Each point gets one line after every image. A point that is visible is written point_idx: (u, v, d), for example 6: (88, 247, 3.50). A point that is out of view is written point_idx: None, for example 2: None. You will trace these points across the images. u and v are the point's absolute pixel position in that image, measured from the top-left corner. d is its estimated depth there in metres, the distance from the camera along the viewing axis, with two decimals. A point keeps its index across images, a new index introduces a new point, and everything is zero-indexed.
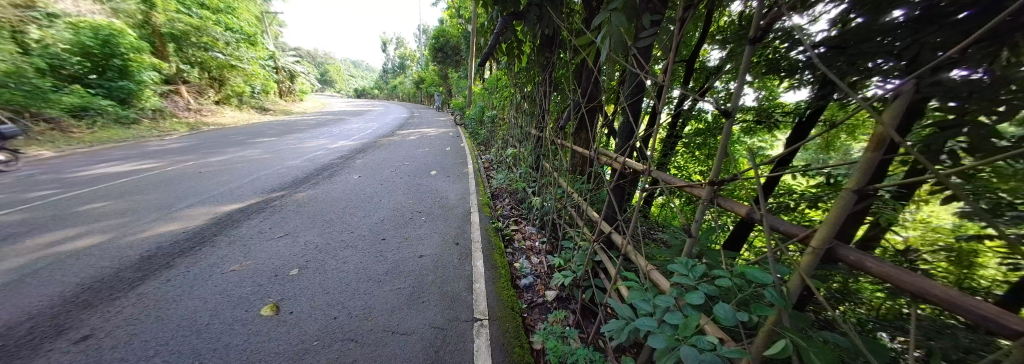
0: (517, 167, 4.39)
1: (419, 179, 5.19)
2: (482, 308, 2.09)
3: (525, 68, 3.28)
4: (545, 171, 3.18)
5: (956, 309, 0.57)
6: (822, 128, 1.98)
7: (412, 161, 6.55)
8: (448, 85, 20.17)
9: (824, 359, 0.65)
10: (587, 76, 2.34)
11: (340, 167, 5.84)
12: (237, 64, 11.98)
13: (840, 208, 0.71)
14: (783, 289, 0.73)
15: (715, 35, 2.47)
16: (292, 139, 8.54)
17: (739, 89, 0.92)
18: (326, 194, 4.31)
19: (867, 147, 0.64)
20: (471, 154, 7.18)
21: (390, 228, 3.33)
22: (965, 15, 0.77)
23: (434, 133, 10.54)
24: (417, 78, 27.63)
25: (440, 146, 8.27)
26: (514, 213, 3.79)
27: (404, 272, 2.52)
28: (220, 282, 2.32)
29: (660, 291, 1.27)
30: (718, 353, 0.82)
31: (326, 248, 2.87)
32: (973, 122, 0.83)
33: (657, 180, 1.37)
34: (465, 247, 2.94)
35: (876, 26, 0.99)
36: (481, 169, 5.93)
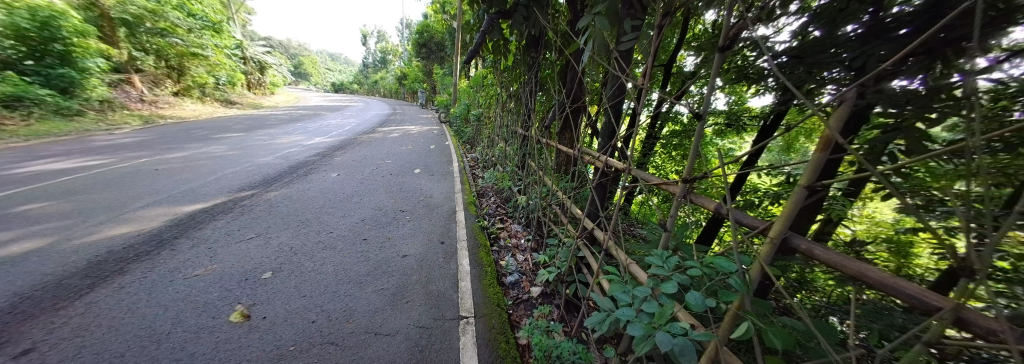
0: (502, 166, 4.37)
1: (403, 178, 5.03)
2: (467, 306, 2.08)
3: (512, 68, 3.28)
4: (531, 170, 3.20)
5: (892, 292, 0.63)
6: (783, 131, 2.14)
7: (392, 158, 6.36)
8: (431, 81, 19.70)
9: (782, 340, 0.72)
10: (572, 77, 2.38)
11: (315, 164, 5.53)
12: (199, 53, 11.00)
13: (795, 202, 0.76)
14: (750, 278, 0.80)
15: (691, 42, 2.61)
16: (261, 134, 7.99)
17: (710, 93, 0.96)
18: (302, 193, 4.08)
19: (816, 148, 0.70)
20: (457, 152, 7.09)
21: (370, 228, 3.21)
22: (905, 31, 0.89)
23: (417, 131, 10.29)
24: (399, 74, 26.56)
25: (424, 144, 8.08)
26: (499, 211, 3.78)
27: (387, 272, 2.45)
28: (183, 288, 2.14)
29: (639, 283, 1.33)
30: (689, 338, 0.88)
31: (302, 250, 2.72)
32: (912, 127, 0.94)
33: (636, 179, 1.42)
34: (450, 245, 2.90)
35: (830, 40, 1.10)
36: (467, 167, 5.87)
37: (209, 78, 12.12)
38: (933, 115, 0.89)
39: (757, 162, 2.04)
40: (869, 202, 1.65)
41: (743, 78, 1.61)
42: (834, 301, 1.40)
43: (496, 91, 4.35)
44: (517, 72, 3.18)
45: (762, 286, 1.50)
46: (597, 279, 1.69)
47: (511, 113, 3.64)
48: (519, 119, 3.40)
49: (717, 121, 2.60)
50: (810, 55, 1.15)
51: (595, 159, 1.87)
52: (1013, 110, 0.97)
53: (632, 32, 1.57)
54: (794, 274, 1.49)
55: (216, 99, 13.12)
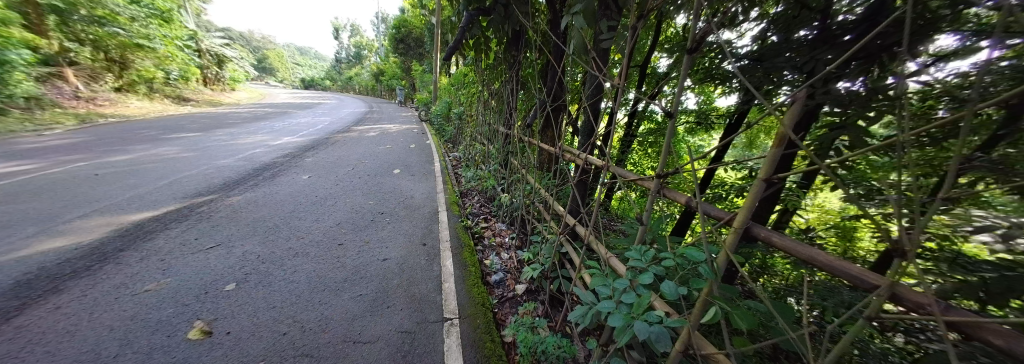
0: (485, 165, 4.33)
1: (381, 179, 4.83)
2: (451, 307, 2.05)
3: (493, 66, 3.27)
4: (514, 169, 3.19)
5: (838, 273, 0.71)
6: (746, 129, 2.31)
7: (369, 158, 6.08)
8: (409, 79, 19.20)
9: (746, 322, 0.79)
10: (552, 75, 2.40)
11: (283, 166, 5.17)
12: (144, 44, 9.89)
13: (754, 195, 0.83)
14: (720, 266, 0.85)
15: (664, 44, 2.76)
16: (219, 134, 7.31)
17: (678, 94, 1.00)
18: (269, 197, 3.79)
19: (772, 144, 0.76)
20: (439, 151, 6.94)
21: (347, 232, 3.06)
22: (848, 37, 1.02)
23: (395, 129, 9.97)
24: (376, 71, 25.58)
25: (403, 143, 7.82)
26: (483, 211, 3.74)
27: (366, 277, 2.35)
28: (132, 305, 1.91)
29: (618, 275, 1.38)
30: (665, 325, 0.93)
31: (271, 258, 2.54)
32: (853, 125, 1.07)
33: (614, 175, 1.46)
34: (433, 247, 2.84)
35: (785, 45, 1.22)
36: (449, 166, 5.75)
37: (157, 72, 10.89)
38: (870, 114, 1.03)
39: (724, 158, 2.19)
40: (820, 193, 1.83)
41: (710, 79, 1.72)
42: (791, 283, 1.54)
43: (478, 89, 4.31)
44: (498, 71, 3.17)
45: (729, 273, 1.62)
46: (579, 273, 1.72)
47: (493, 112, 3.63)
48: (500, 117, 3.39)
49: (688, 119, 2.76)
50: (768, 59, 1.25)
51: (575, 157, 1.90)
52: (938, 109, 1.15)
53: (609, 32, 1.61)
54: (758, 260, 1.62)
55: (166, 96, 11.85)
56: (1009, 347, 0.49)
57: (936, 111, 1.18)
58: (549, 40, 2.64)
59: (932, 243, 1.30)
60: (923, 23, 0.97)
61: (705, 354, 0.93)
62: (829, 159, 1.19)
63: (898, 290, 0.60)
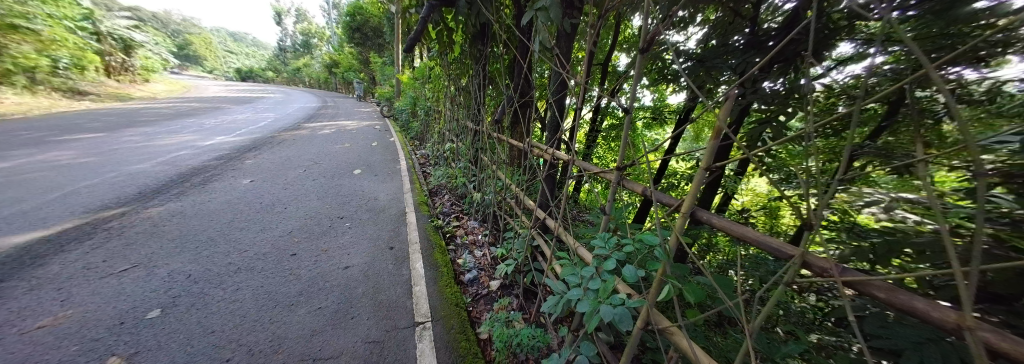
0: (454, 162, 4.19)
1: (337, 180, 4.44)
2: (423, 310, 1.98)
3: (459, 60, 3.20)
4: (484, 165, 3.13)
5: (763, 246, 0.82)
6: (694, 124, 2.56)
7: (324, 159, 5.51)
8: (365, 71, 17.86)
9: (694, 296, 0.88)
10: (518, 69, 2.39)
11: (215, 169, 4.49)
12: (21, 24, 7.87)
13: (698, 182, 0.92)
14: (671, 248, 0.92)
15: (623, 44, 2.94)
16: (129, 133, 6.09)
17: (633, 90, 1.08)
18: (201, 207, 3.26)
19: (710, 137, 0.84)
20: (403, 149, 6.58)
21: (300, 240, 2.77)
22: (772, 43, 1.23)
23: (353, 126, 9.27)
24: (327, 61, 23.33)
25: (364, 141, 7.22)
26: (454, 209, 3.62)
27: (325, 288, 2.15)
28: (15, 349, 1.54)
29: (586, 264, 1.44)
30: (627, 306, 1.01)
31: (207, 276, 2.20)
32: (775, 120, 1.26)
33: (580, 169, 1.53)
34: (401, 250, 2.69)
35: (723, 49, 1.38)
36: (417, 165, 5.43)
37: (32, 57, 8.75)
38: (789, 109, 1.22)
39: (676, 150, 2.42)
40: (754, 178, 2.10)
41: (664, 78, 1.87)
42: (732, 258, 1.77)
43: (444, 84, 4.15)
44: (465, 64, 3.11)
45: (682, 254, 1.81)
46: (551, 265, 1.77)
47: (461, 107, 3.54)
48: (468, 113, 3.33)
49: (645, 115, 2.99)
50: (709, 59, 1.39)
51: (543, 152, 1.93)
52: (839, 105, 1.39)
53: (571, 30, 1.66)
54: (705, 240, 1.83)
55: (55, 89, 9.07)
56: (887, 297, 0.62)
57: (836, 106, 1.42)
58: (515, 35, 2.61)
59: (836, 217, 1.57)
60: (829, 33, 1.19)
61: (661, 328, 1.01)
62: (757, 149, 1.39)
63: (810, 258, 0.71)
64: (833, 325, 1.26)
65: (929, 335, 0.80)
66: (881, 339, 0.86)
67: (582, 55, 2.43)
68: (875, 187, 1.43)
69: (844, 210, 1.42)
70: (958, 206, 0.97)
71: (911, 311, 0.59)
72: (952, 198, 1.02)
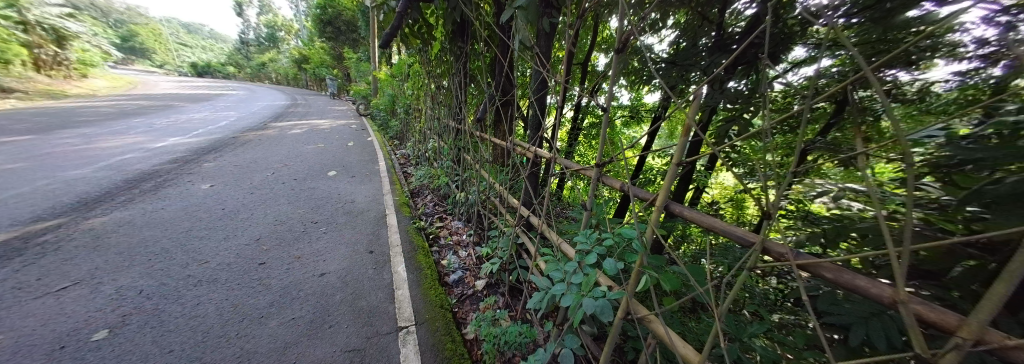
0: (436, 161, 4.09)
1: (308, 182, 4.19)
2: (406, 314, 1.92)
3: (439, 57, 3.14)
4: (467, 164, 3.08)
5: (728, 235, 0.88)
6: (669, 121, 2.68)
7: (294, 160, 5.17)
8: (337, 66, 16.93)
9: (671, 285, 0.93)
10: (499, 67, 2.37)
11: (166, 173, 4.09)
12: None
13: (671, 177, 0.95)
14: (647, 240, 0.96)
15: (602, 44, 3.02)
16: (63, 134, 5.42)
17: (610, 89, 1.11)
18: (153, 215, 2.96)
19: (680, 134, 0.87)
20: (380, 148, 6.34)
21: (269, 248, 2.59)
22: (735, 47, 1.32)
23: (325, 124, 8.79)
24: (294, 56, 21.97)
25: (338, 141, 6.87)
26: (437, 210, 3.54)
27: (299, 297, 2.03)
28: None
29: (569, 259, 1.47)
30: (608, 299, 1.04)
31: (161, 291, 2.00)
32: (739, 118, 1.36)
33: (562, 167, 1.56)
34: (381, 254, 2.60)
35: (692, 51, 1.46)
36: (396, 164, 5.25)
37: None
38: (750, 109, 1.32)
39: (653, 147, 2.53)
40: (724, 173, 2.24)
41: (641, 78, 1.95)
42: (705, 248, 1.88)
43: (424, 82, 4.04)
44: (445, 62, 3.06)
45: (658, 245, 1.89)
46: (536, 262, 1.79)
47: (441, 105, 3.47)
48: (449, 111, 3.27)
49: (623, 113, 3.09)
50: (680, 61, 1.47)
51: (525, 151, 1.94)
52: (794, 103, 1.52)
53: (550, 29, 1.68)
54: (679, 232, 1.93)
55: None
56: (834, 276, 0.69)
57: (791, 105, 1.55)
58: (495, 32, 2.59)
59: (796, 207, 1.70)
60: (783, 37, 1.29)
61: (640, 317, 1.05)
62: (723, 145, 1.49)
63: (770, 246, 0.78)
64: (794, 306, 1.39)
65: (871, 310, 0.90)
66: (832, 315, 0.96)
67: (562, 54, 2.45)
68: (826, 178, 1.57)
69: (800, 200, 1.55)
70: (895, 194, 1.09)
71: (852, 288, 0.66)
72: (890, 187, 1.15)
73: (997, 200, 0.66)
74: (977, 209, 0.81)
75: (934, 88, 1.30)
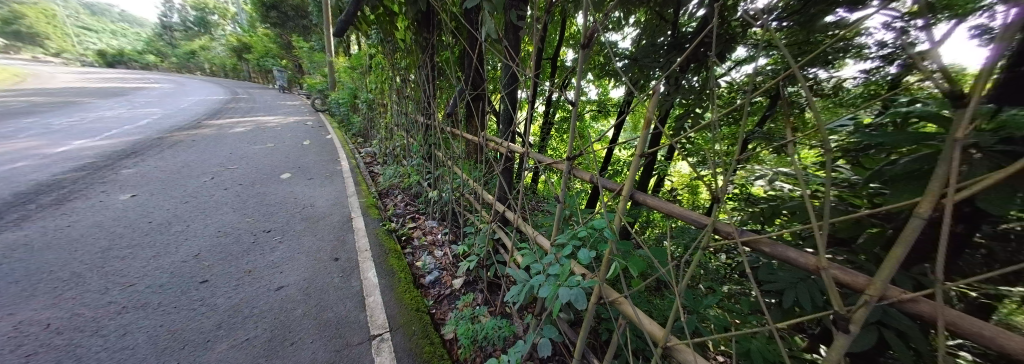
0: (405, 159, 3.88)
1: (256, 186, 3.76)
2: (380, 321, 1.83)
3: (404, 49, 2.99)
4: (439, 161, 2.97)
5: (686, 218, 0.95)
6: (634, 116, 2.83)
7: (239, 162, 4.61)
8: (285, 57, 15.35)
9: (638, 269, 0.99)
10: (467, 60, 2.31)
11: (69, 182, 3.43)
12: None
13: (634, 169, 0.98)
14: (616, 228, 1.01)
15: (570, 40, 3.09)
16: None
17: (578, 85, 1.14)
18: (55, 233, 2.49)
19: (641, 127, 0.90)
20: (340, 147, 5.88)
21: (212, 263, 2.29)
22: (687, 46, 1.44)
23: (272, 121, 7.93)
24: (229, 45, 19.48)
25: (290, 139, 6.25)
26: (408, 210, 3.38)
27: (253, 315, 1.84)
28: None
29: (544, 250, 1.50)
30: (583, 286, 1.08)
31: (73, 323, 1.69)
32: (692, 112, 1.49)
33: (535, 161, 1.57)
34: (348, 260, 2.42)
35: (650, 49, 1.55)
36: (360, 164, 4.91)
37: None
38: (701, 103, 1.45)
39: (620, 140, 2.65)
40: (684, 162, 2.41)
41: (607, 74, 2.03)
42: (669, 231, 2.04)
43: (388, 75, 3.82)
44: (410, 54, 2.92)
45: (627, 233, 2.01)
46: (514, 256, 1.80)
47: (407, 100, 3.31)
48: (417, 106, 3.14)
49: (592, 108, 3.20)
50: (642, 58, 1.55)
51: (498, 146, 1.93)
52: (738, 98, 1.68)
53: (519, 21, 1.66)
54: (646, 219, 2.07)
55: None
56: (771, 250, 0.78)
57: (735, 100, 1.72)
58: (462, 24, 2.51)
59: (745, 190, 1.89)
60: (728, 37, 1.42)
61: (611, 300, 1.11)
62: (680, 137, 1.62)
63: (719, 226, 0.86)
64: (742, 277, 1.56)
65: (801, 275, 1.04)
66: (771, 283, 1.09)
67: (532, 48, 2.45)
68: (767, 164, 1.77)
69: (744, 184, 1.73)
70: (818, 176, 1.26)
71: (784, 259, 0.76)
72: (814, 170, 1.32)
73: (893, 178, 0.79)
74: (877, 185, 0.98)
75: (844, 85, 1.57)
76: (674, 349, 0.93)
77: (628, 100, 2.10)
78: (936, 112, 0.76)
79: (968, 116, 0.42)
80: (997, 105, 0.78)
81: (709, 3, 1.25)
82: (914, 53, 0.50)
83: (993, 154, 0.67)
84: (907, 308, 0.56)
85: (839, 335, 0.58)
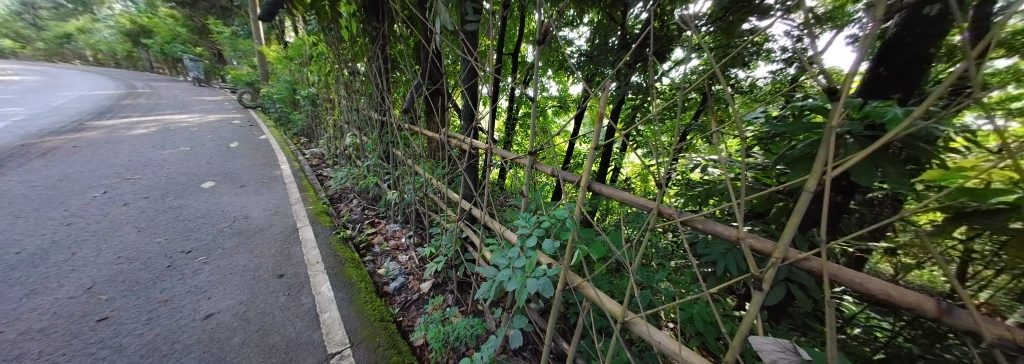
0: (359, 159, 3.58)
1: (166, 198, 3.15)
2: (339, 337, 1.68)
3: (350, 38, 2.73)
4: (397, 161, 2.80)
5: (636, 204, 1.03)
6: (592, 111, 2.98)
7: (140, 170, 3.80)
8: (194, 43, 12.98)
9: (599, 254, 1.05)
10: (423, 53, 2.20)
11: None
12: None
13: (591, 161, 1.03)
14: (577, 218, 1.05)
15: (529, 36, 3.12)
16: None
17: (536, 81, 1.16)
18: None
19: (595, 121, 0.94)
20: (276, 148, 5.18)
21: (113, 295, 1.88)
22: (632, 46, 1.57)
23: (183, 118, 6.68)
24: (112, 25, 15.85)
25: (209, 140, 5.33)
26: (365, 214, 3.12)
27: (175, 352, 1.55)
28: None
29: (511, 244, 1.52)
30: (549, 275, 1.13)
31: None
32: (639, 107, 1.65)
33: (499, 157, 1.57)
34: (297, 275, 2.17)
35: (603, 48, 1.68)
36: (305, 166, 4.38)
37: None
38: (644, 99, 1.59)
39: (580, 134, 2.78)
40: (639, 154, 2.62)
41: (566, 71, 2.11)
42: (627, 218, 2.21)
43: (332, 67, 3.47)
44: (358, 44, 2.68)
45: (590, 222, 2.13)
46: (482, 253, 1.79)
47: (358, 96, 3.04)
48: (367, 101, 2.90)
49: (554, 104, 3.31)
50: (596, 56, 1.67)
51: (460, 143, 1.88)
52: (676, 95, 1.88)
53: (475, 14, 1.63)
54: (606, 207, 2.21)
55: None
56: (703, 227, 0.89)
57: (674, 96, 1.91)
58: (415, 14, 2.38)
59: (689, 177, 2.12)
60: (665, 39, 1.58)
61: (576, 285, 1.17)
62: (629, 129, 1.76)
63: (663, 209, 0.95)
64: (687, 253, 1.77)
65: (729, 246, 1.22)
66: (708, 255, 1.26)
67: (492, 42, 2.42)
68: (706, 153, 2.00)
69: (686, 171, 1.94)
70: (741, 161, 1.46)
71: (712, 233, 0.86)
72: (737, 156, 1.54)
73: (794, 160, 0.95)
74: (783, 167, 1.18)
75: (756, 84, 1.89)
76: (632, 323, 1.02)
77: (586, 96, 2.20)
78: (823, 106, 0.93)
79: (841, 109, 0.52)
80: (867, 98, 1.07)
81: (651, 8, 1.38)
82: (809, 56, 0.58)
83: (861, 139, 0.85)
84: (805, 267, 0.68)
85: (752, 292, 0.67)
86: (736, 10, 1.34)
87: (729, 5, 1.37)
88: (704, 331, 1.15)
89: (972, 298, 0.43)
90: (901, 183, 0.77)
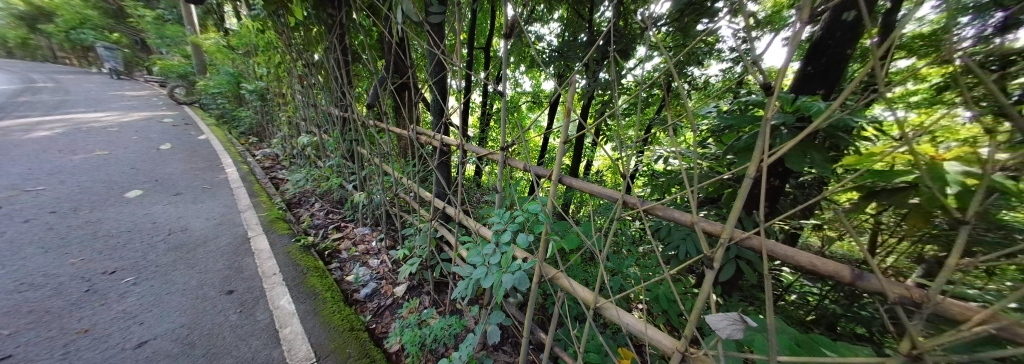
0: (319, 160, 3.31)
1: (79, 211, 2.68)
2: (303, 351, 1.56)
3: (303, 27, 2.50)
4: (362, 160, 2.63)
5: (605, 196, 1.07)
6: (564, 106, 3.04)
7: (42, 178, 3.19)
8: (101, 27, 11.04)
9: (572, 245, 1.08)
10: (387, 45, 2.07)
11: None
12: None
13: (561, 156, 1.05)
14: (550, 211, 1.08)
15: (499, 30, 3.08)
16: None
17: (505, 74, 1.14)
18: None
19: (564, 116, 0.95)
20: (218, 149, 4.62)
21: (14, 329, 1.57)
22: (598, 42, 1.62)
23: (94, 117, 5.69)
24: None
25: (131, 141, 4.61)
26: (329, 218, 2.91)
27: None
28: None
29: (487, 240, 1.51)
30: (525, 269, 1.15)
31: None
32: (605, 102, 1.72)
33: (471, 153, 1.54)
34: (251, 289, 1.97)
35: (573, 44, 1.72)
36: (255, 169, 3.96)
37: None
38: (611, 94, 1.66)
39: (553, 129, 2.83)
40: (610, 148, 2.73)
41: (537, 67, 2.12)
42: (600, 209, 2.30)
43: (282, 59, 3.15)
44: (313, 34, 2.46)
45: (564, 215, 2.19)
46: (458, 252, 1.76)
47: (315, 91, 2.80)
48: (325, 95, 2.69)
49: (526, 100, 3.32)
50: (567, 52, 1.71)
51: (431, 139, 1.81)
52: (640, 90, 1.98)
53: (442, 5, 1.57)
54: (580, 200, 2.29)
55: None
56: (664, 214, 0.94)
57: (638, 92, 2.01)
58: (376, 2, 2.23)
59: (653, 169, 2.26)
60: (628, 37, 1.66)
61: (550, 276, 1.19)
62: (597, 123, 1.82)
63: (629, 199, 0.99)
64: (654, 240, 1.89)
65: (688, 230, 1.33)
66: (670, 240, 1.36)
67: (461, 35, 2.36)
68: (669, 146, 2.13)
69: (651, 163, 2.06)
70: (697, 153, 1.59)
71: (671, 220, 0.93)
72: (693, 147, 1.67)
73: (741, 150, 1.06)
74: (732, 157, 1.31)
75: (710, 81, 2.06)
76: (603, 308, 1.07)
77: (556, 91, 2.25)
78: (762, 101, 1.04)
79: (776, 104, 0.57)
80: (797, 93, 1.22)
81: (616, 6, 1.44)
82: (749, 59, 0.63)
83: (792, 130, 0.97)
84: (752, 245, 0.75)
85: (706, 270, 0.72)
86: (690, 12, 1.46)
87: (685, 7, 1.49)
88: (668, 309, 1.24)
89: (878, 263, 0.50)
90: (825, 167, 0.88)
